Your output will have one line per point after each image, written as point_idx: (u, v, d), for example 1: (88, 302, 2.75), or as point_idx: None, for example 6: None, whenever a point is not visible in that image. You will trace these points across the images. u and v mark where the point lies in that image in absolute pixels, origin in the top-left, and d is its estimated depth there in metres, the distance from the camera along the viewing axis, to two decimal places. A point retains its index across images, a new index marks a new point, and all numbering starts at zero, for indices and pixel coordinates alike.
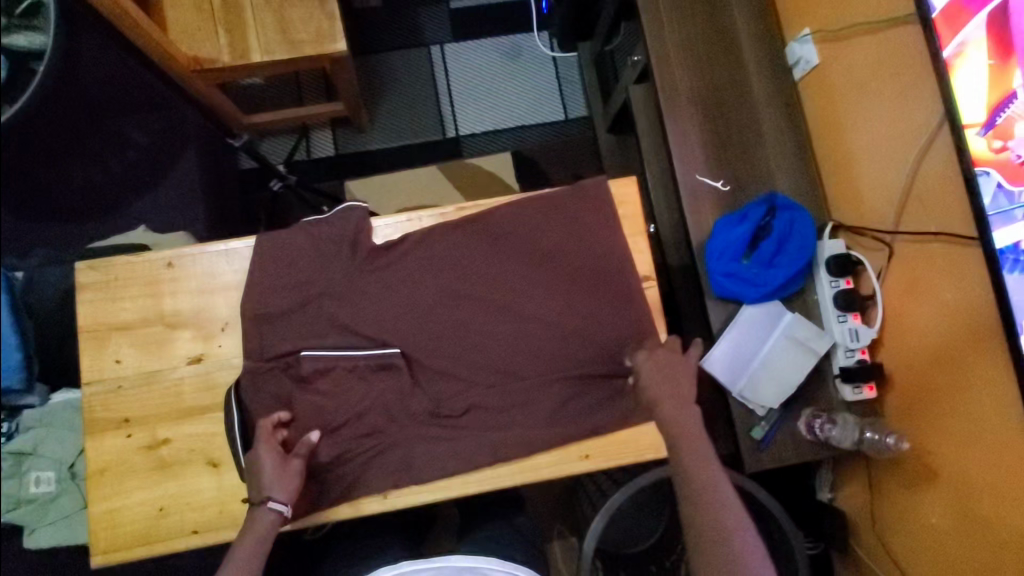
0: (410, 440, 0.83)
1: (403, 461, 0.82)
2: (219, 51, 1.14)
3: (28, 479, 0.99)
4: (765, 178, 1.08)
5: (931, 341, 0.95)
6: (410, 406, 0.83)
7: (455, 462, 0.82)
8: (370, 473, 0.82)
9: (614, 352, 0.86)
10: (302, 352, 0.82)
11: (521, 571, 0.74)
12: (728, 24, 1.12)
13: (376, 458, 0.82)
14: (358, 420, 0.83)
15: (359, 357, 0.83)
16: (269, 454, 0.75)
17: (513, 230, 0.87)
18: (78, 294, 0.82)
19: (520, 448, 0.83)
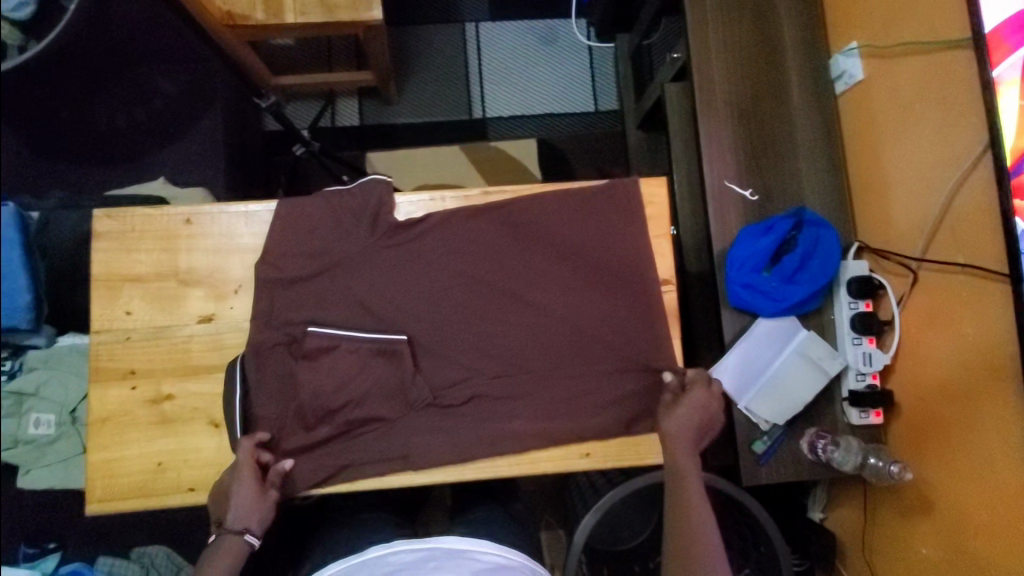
0: (413, 420, 0.82)
1: (404, 442, 0.81)
2: (253, 8, 1.12)
3: (27, 420, 0.98)
4: (795, 192, 1.06)
5: (945, 373, 0.93)
6: (414, 390, 0.82)
7: (456, 447, 0.81)
8: (369, 451, 0.81)
9: (625, 353, 0.85)
10: (310, 327, 0.81)
11: (511, 554, 0.72)
12: (774, 29, 1.09)
13: (376, 437, 0.81)
14: (356, 403, 0.81)
15: (366, 339, 0.82)
16: (245, 482, 0.73)
17: (537, 220, 0.86)
18: (93, 241, 0.81)
19: (522, 439, 0.82)
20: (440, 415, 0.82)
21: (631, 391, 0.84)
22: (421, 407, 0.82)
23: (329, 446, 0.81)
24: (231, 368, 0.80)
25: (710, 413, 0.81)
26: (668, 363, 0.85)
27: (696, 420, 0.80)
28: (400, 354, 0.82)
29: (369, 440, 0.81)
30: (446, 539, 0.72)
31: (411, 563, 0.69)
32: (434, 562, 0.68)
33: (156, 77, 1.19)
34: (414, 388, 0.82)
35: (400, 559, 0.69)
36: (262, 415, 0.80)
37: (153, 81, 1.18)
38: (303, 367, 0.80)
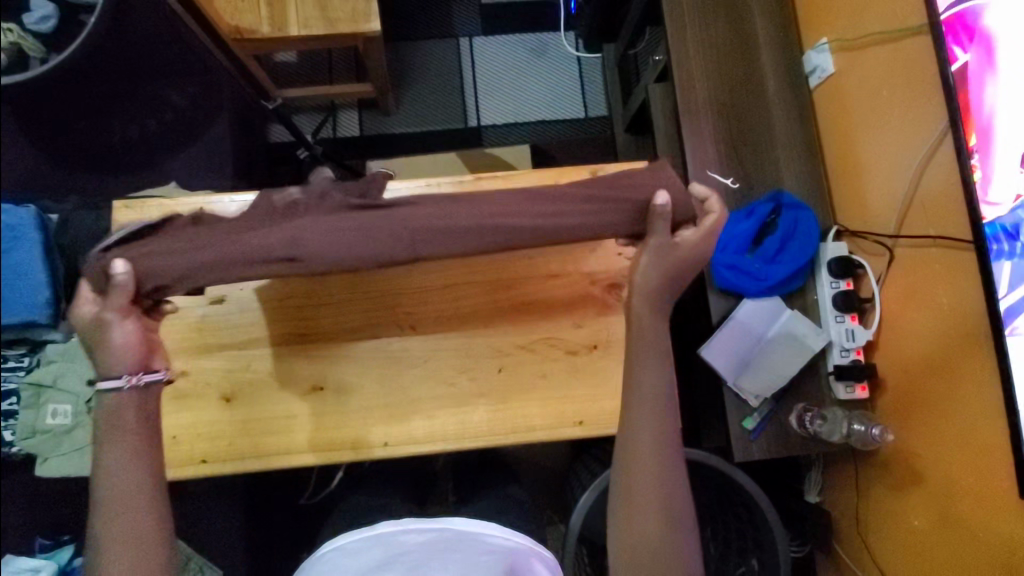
0: (321, 218, 0.63)
1: (290, 236, 0.62)
2: (260, 22, 1.19)
3: (45, 411, 1.03)
4: (774, 178, 1.12)
5: (923, 344, 0.97)
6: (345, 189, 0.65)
7: (368, 247, 0.62)
8: (242, 252, 0.62)
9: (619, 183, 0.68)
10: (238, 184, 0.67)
11: (519, 538, 0.73)
12: (749, 28, 1.16)
13: (261, 232, 0.62)
14: None
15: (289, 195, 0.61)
16: (92, 313, 0.63)
17: None
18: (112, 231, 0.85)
19: (451, 238, 0.64)
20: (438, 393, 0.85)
21: (617, 197, 0.67)
22: (341, 210, 0.64)
23: (195, 242, 0.63)
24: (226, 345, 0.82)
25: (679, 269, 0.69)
26: None
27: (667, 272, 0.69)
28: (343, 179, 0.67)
29: (244, 242, 0.62)
30: (458, 521, 0.74)
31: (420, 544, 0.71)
32: (444, 544, 0.70)
33: (162, 89, 1.27)
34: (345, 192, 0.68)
35: (411, 539, 0.72)
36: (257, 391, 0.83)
37: (159, 93, 1.26)
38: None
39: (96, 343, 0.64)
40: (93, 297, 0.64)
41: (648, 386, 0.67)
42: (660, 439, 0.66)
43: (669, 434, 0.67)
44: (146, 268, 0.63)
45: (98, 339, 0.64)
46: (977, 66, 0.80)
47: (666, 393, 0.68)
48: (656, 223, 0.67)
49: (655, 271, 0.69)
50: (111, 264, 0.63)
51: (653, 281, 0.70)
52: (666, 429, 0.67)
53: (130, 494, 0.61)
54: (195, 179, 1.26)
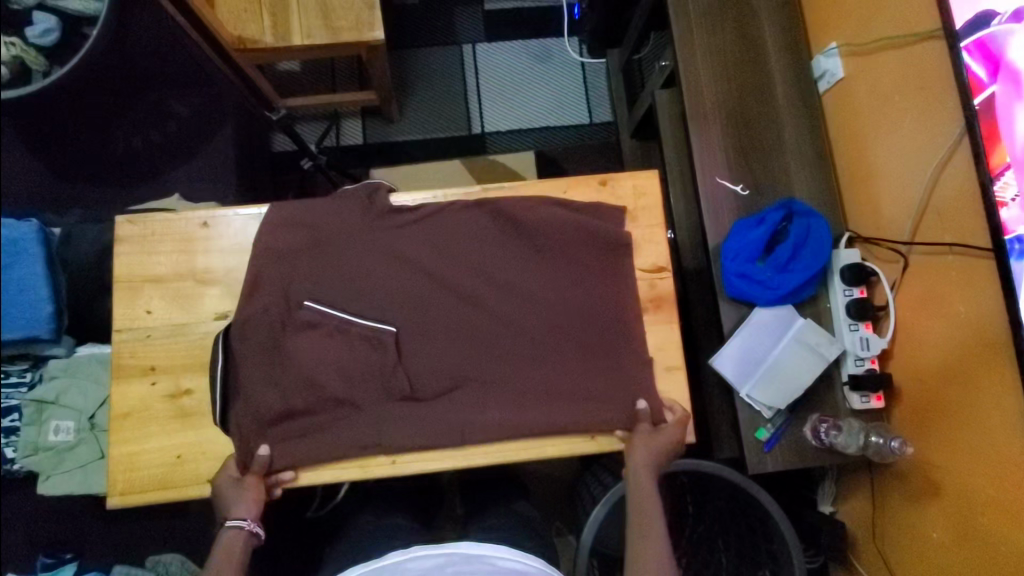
0: (386, 408, 0.81)
1: (375, 429, 0.80)
2: (262, 32, 1.18)
3: (47, 428, 1.02)
4: (785, 184, 1.10)
5: (941, 354, 0.95)
6: (392, 381, 0.80)
7: (429, 434, 0.79)
8: (336, 437, 0.79)
9: (603, 358, 0.83)
10: (307, 301, 0.81)
11: (529, 561, 0.71)
12: (756, 32, 1.15)
13: (347, 423, 0.80)
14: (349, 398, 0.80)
15: (355, 325, 0.82)
16: (227, 483, 0.77)
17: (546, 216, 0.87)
18: (115, 245, 0.83)
19: (495, 428, 0.80)
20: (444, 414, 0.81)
21: (605, 381, 0.82)
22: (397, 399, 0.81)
23: (291, 426, 0.80)
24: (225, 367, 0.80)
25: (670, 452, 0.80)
26: (673, 349, 0.85)
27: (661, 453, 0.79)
28: (387, 344, 0.81)
29: (337, 434, 0.80)
30: (465, 544, 0.72)
31: (428, 570, 0.69)
32: (452, 567, 0.69)
33: (167, 99, 1.25)
34: (393, 379, 0.80)
35: (418, 565, 0.70)
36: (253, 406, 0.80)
37: (164, 103, 1.25)
38: (293, 339, 0.81)
39: (220, 498, 0.77)
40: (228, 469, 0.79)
41: (648, 542, 0.71)
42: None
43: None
44: (277, 457, 0.78)
45: (231, 495, 0.76)
46: (1007, 93, 0.77)
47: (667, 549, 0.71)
48: (640, 422, 0.80)
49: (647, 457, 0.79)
50: (256, 447, 0.78)
51: (647, 459, 0.79)
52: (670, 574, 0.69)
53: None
54: (198, 190, 1.24)
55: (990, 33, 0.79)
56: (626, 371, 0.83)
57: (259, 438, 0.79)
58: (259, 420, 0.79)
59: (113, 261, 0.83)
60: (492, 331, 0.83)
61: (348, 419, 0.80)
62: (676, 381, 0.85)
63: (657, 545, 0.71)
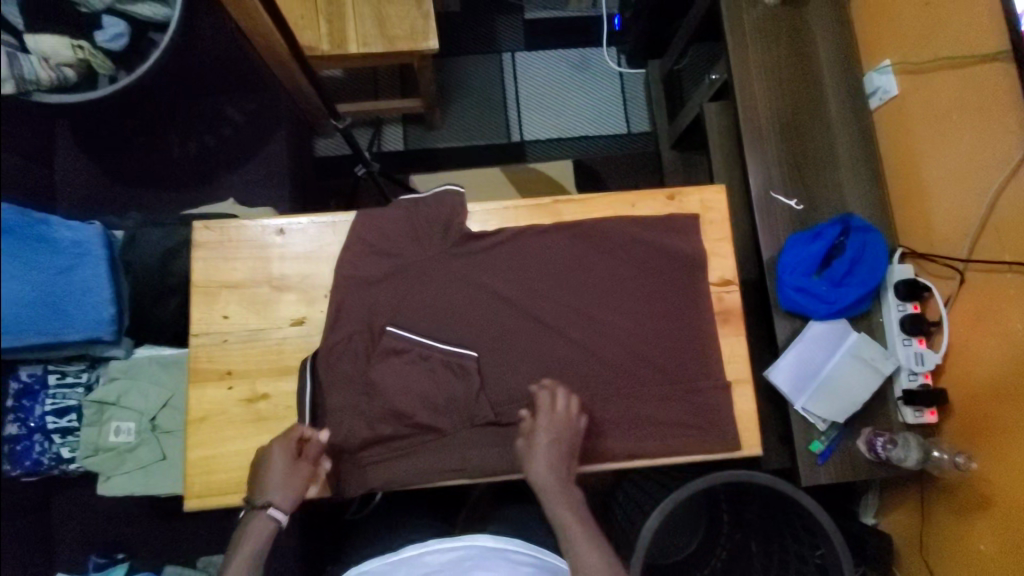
0: (471, 434, 0.82)
1: (461, 450, 0.82)
2: (319, 40, 1.22)
3: (108, 429, 1.03)
4: (837, 200, 1.13)
5: (994, 370, 0.96)
6: (477, 408, 0.82)
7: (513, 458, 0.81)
8: (421, 463, 0.82)
9: (681, 373, 0.85)
10: (387, 327, 0.83)
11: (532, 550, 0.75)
12: (809, 50, 1.17)
13: (437, 446, 0.82)
14: (429, 410, 0.82)
15: (438, 348, 0.84)
16: (279, 464, 0.74)
17: (619, 231, 0.87)
18: (193, 251, 0.84)
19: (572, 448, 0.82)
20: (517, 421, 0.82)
21: (683, 394, 0.84)
22: (481, 424, 0.82)
23: (377, 449, 0.82)
24: (302, 373, 0.81)
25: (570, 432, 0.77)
26: (741, 362, 0.86)
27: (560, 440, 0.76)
28: (469, 370, 0.83)
29: (426, 455, 0.82)
30: (478, 535, 0.75)
31: (446, 562, 0.72)
32: (471, 561, 0.71)
33: (224, 105, 1.26)
34: (477, 405, 0.82)
35: (434, 559, 0.73)
36: (331, 410, 0.82)
37: (220, 109, 1.26)
38: (377, 366, 0.82)
39: (264, 477, 0.74)
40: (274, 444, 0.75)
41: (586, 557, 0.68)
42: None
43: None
44: (355, 477, 0.82)
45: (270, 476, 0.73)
46: None
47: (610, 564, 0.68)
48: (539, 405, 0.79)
49: (549, 444, 0.76)
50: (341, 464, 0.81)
51: (549, 461, 0.75)
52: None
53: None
54: (253, 196, 1.25)
55: None
56: (695, 382, 0.84)
57: (334, 441, 0.81)
58: (337, 427, 0.81)
59: (192, 266, 0.84)
60: (562, 340, 0.85)
61: (433, 444, 0.82)
62: (743, 394, 0.86)
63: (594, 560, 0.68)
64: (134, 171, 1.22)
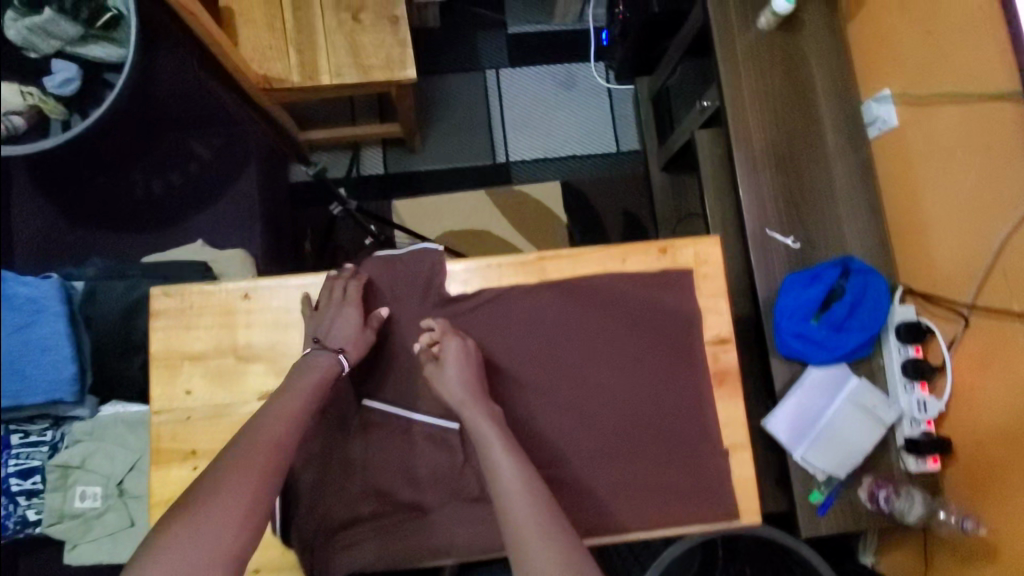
0: (453, 512, 0.77)
1: (444, 531, 0.76)
2: (290, 71, 1.16)
3: (73, 494, 0.97)
4: (835, 237, 1.08)
5: (997, 417, 0.91)
6: (461, 483, 0.77)
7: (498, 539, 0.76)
8: (397, 547, 0.75)
9: (677, 440, 0.80)
10: (364, 400, 0.79)
11: None
12: (805, 77, 1.12)
13: (416, 526, 0.77)
14: (410, 486, 0.77)
15: (418, 420, 0.79)
16: (348, 318, 0.77)
17: (608, 289, 0.83)
18: (150, 320, 0.78)
19: None
20: None
21: (680, 463, 0.80)
22: (465, 502, 0.77)
23: (352, 532, 0.76)
24: None
25: (472, 363, 0.75)
26: (740, 426, 0.82)
27: (467, 371, 0.75)
28: (453, 443, 0.78)
29: (406, 537, 0.76)
30: None
31: None
32: None
33: (191, 141, 1.21)
34: (462, 480, 0.78)
35: None
36: (305, 489, 0.77)
37: (187, 145, 1.21)
38: (356, 441, 0.78)
39: (332, 327, 0.76)
40: (341, 303, 0.78)
41: (500, 466, 0.67)
42: (534, 502, 0.64)
43: (539, 493, 0.65)
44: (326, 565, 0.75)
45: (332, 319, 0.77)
46: None
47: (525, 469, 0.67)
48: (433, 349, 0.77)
49: (455, 374, 0.74)
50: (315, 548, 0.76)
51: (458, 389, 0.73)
52: (536, 488, 0.65)
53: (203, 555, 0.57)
54: (225, 237, 1.18)
55: None
56: (691, 450, 0.80)
57: (308, 522, 0.76)
58: (312, 508, 0.76)
59: (149, 337, 0.78)
60: (549, 407, 0.80)
61: (415, 525, 0.77)
62: (743, 460, 0.81)
63: (507, 468, 0.67)
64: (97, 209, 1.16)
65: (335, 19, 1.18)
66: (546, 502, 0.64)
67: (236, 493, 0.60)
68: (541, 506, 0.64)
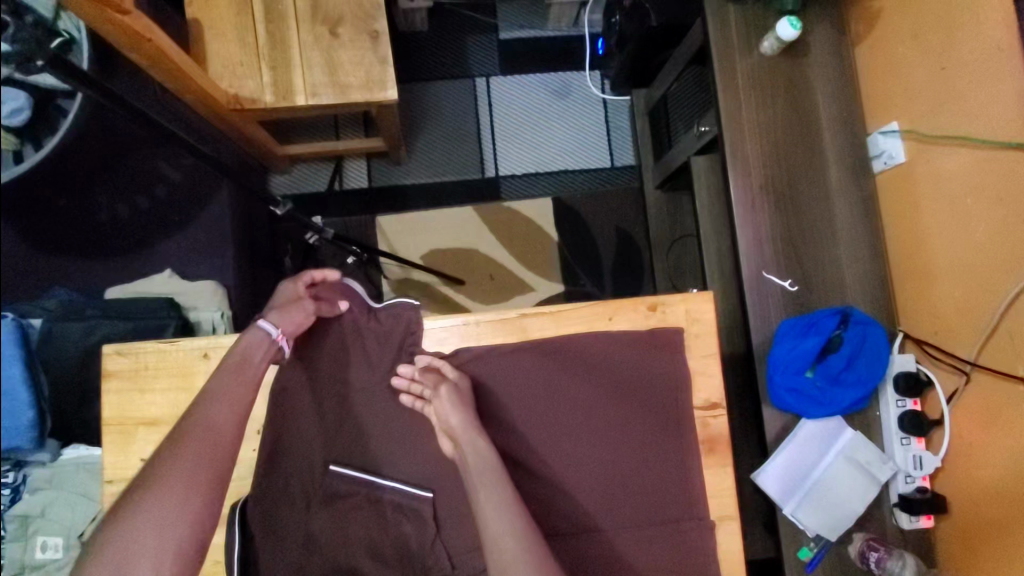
0: None
1: None
2: (262, 90, 1.08)
3: (34, 544, 0.93)
4: (834, 280, 1.03)
5: (1001, 473, 0.85)
6: (431, 558, 0.74)
7: None
8: None
9: (661, 512, 0.76)
10: (330, 464, 0.75)
11: None
12: (809, 107, 1.06)
13: None
14: (378, 561, 0.73)
15: (388, 490, 0.75)
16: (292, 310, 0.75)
17: (592, 350, 0.78)
18: (103, 382, 0.74)
19: None
20: (474, 574, 0.73)
21: (663, 538, 0.76)
22: None
23: None
24: (231, 526, 0.71)
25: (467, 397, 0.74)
26: (727, 496, 0.78)
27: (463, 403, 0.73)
28: (425, 516, 0.75)
29: None
30: None
31: None
32: None
33: (159, 162, 1.12)
34: (432, 554, 0.73)
35: None
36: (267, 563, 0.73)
37: (155, 167, 1.11)
38: (322, 513, 0.74)
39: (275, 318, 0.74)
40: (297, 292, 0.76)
41: (495, 501, 0.67)
42: (528, 541, 0.64)
43: (532, 531, 0.66)
44: None
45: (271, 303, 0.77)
46: None
47: (519, 506, 0.67)
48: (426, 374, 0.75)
49: (450, 408, 0.72)
50: None
51: (454, 421, 0.72)
52: (529, 527, 0.66)
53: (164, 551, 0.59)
54: (193, 265, 1.11)
55: None
56: (676, 524, 0.76)
57: None
58: None
59: (102, 401, 0.74)
60: (530, 476, 0.76)
61: None
62: (730, 533, 0.78)
63: (503, 504, 0.66)
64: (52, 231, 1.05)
65: (310, 33, 1.10)
66: (539, 540, 0.65)
67: (170, 489, 0.61)
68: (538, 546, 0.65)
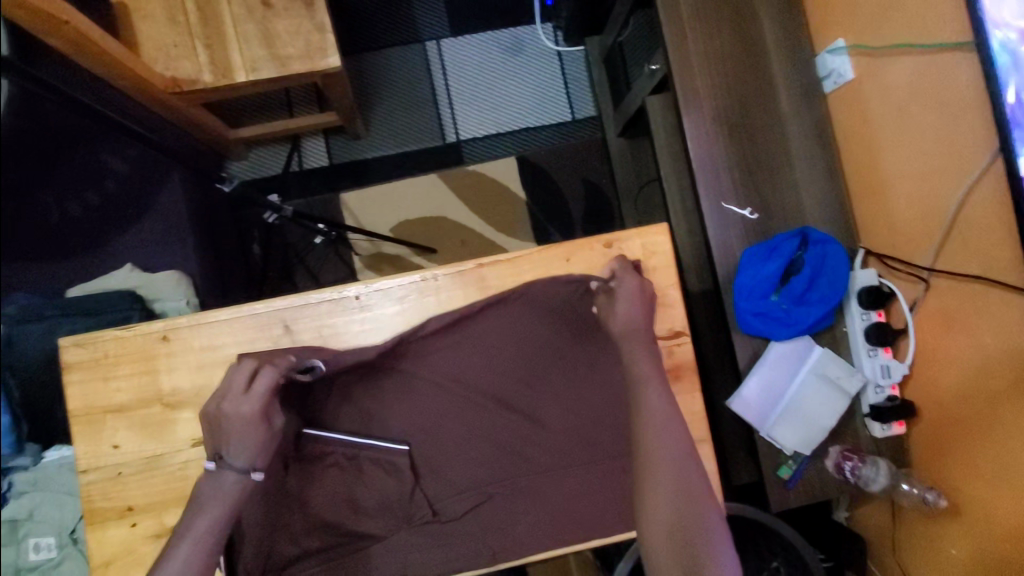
0: (408, 537, 0.76)
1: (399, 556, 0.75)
2: (199, 70, 1.06)
3: (25, 546, 0.92)
4: (793, 204, 1.04)
5: (963, 372, 0.87)
6: (413, 507, 0.77)
7: (453, 559, 0.75)
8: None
9: None
10: (305, 429, 0.76)
11: None
12: (755, 32, 1.05)
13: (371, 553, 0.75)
14: (361, 518, 0.76)
15: (365, 445, 0.77)
16: (250, 431, 0.64)
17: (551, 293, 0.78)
18: (65, 374, 0.74)
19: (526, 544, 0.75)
20: (457, 518, 0.77)
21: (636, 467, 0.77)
22: (420, 523, 0.76)
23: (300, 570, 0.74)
24: None
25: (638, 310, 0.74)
26: (699, 421, 0.80)
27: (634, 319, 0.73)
28: (401, 468, 0.77)
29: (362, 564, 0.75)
30: None
31: None
32: None
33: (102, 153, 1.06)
34: (414, 506, 0.77)
35: None
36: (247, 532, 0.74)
37: (100, 159, 1.05)
38: (296, 476, 0.75)
39: (231, 442, 0.65)
40: (243, 392, 0.65)
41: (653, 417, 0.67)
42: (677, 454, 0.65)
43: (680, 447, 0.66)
44: None
45: (222, 433, 0.65)
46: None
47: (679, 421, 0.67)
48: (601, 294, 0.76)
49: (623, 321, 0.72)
50: None
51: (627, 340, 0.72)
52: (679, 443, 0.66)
53: (183, 561, 0.62)
54: (153, 257, 1.10)
55: (1010, 73, 0.70)
56: None
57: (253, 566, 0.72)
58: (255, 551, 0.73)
59: (66, 393, 0.74)
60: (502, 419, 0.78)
61: (371, 551, 0.76)
62: (703, 455, 0.80)
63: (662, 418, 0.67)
64: (42, 244, 1.01)
65: (243, 7, 1.08)
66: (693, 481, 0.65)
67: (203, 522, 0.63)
68: (715, 534, 0.63)
